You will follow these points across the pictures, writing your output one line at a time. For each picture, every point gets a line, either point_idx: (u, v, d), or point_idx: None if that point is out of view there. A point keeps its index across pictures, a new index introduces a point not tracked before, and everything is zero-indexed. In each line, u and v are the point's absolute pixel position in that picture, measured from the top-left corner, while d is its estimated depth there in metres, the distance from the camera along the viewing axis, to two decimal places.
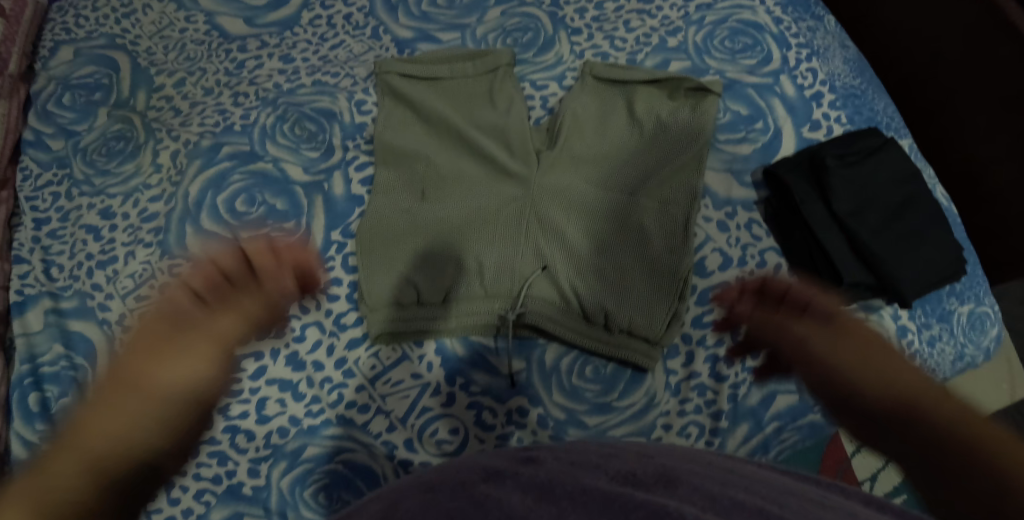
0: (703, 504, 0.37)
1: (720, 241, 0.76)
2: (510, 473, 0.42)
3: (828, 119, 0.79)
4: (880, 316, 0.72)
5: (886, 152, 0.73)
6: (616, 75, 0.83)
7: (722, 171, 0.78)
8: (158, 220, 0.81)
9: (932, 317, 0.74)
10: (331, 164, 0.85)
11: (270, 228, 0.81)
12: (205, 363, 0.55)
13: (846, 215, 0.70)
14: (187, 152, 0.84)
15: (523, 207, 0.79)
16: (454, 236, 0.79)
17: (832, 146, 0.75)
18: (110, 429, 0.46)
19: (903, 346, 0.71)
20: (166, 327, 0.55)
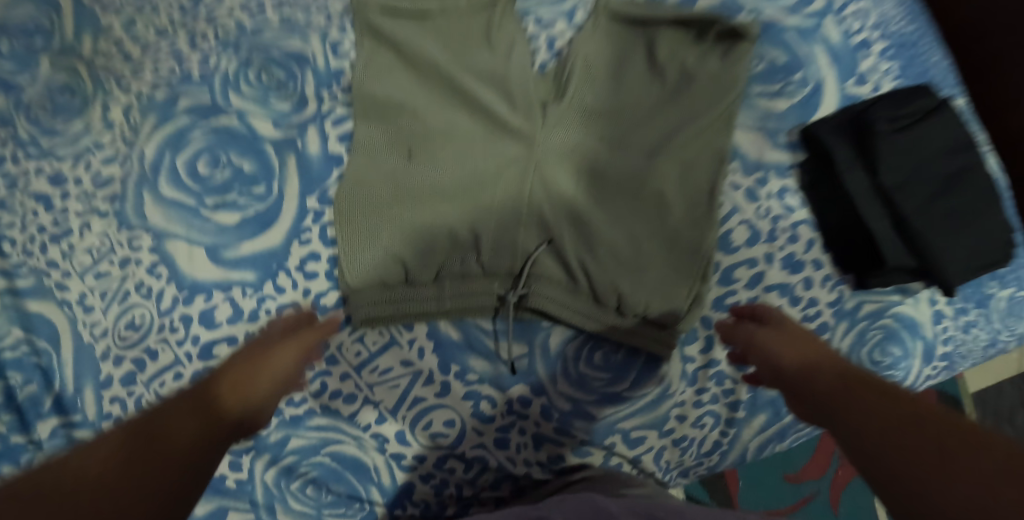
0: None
1: (749, 212, 0.67)
2: None
3: (877, 72, 0.68)
4: (915, 301, 0.66)
5: (945, 113, 0.63)
6: (636, 11, 0.70)
7: (754, 129, 0.68)
8: (113, 186, 0.72)
9: (969, 302, 0.66)
10: (305, 118, 0.74)
11: (237, 195, 0.72)
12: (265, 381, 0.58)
13: (891, 190, 0.61)
14: (141, 106, 0.74)
15: (525, 170, 0.69)
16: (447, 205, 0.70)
17: (884, 104, 0.64)
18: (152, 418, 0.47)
19: (936, 333, 0.66)
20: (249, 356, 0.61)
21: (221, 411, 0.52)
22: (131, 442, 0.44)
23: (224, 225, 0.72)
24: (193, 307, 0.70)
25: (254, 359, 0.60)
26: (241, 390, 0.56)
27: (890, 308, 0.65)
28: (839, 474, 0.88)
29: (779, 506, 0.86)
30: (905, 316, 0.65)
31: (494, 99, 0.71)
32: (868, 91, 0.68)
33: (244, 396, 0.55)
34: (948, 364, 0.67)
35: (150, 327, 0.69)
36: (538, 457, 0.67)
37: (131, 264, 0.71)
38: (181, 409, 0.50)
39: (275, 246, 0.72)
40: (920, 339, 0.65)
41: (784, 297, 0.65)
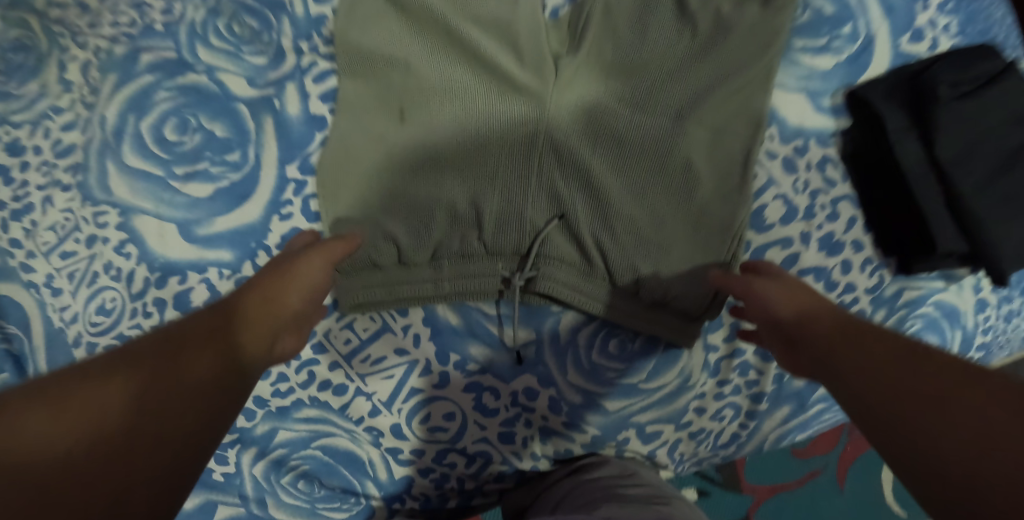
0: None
1: (785, 185, 0.59)
2: None
3: (936, 28, 0.59)
4: (959, 288, 0.59)
5: (1016, 76, 0.54)
6: None
7: (795, 89, 0.59)
8: (75, 155, 0.65)
9: (1016, 289, 0.60)
10: (283, 73, 0.66)
11: (209, 163, 0.65)
12: (278, 313, 0.50)
13: (947, 164, 0.53)
14: (100, 64, 0.66)
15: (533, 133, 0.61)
16: (444, 172, 0.62)
17: (948, 65, 0.55)
18: (147, 366, 0.40)
19: (976, 323, 0.60)
20: (268, 273, 0.53)
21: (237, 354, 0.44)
22: (122, 410, 0.37)
23: (196, 198, 0.65)
24: (166, 290, 0.64)
25: (277, 277, 0.52)
26: (259, 319, 0.48)
27: (931, 296, 0.59)
28: (845, 451, 0.83)
29: (782, 481, 0.82)
30: (946, 304, 0.59)
31: (498, 50, 0.63)
32: (925, 49, 0.59)
33: (260, 334, 0.47)
34: (984, 354, 0.61)
35: (121, 312, 0.64)
36: (543, 449, 0.63)
37: (98, 241, 0.65)
38: (187, 348, 0.42)
39: (252, 221, 0.65)
40: (960, 329, 0.60)
41: (819, 282, 0.58)
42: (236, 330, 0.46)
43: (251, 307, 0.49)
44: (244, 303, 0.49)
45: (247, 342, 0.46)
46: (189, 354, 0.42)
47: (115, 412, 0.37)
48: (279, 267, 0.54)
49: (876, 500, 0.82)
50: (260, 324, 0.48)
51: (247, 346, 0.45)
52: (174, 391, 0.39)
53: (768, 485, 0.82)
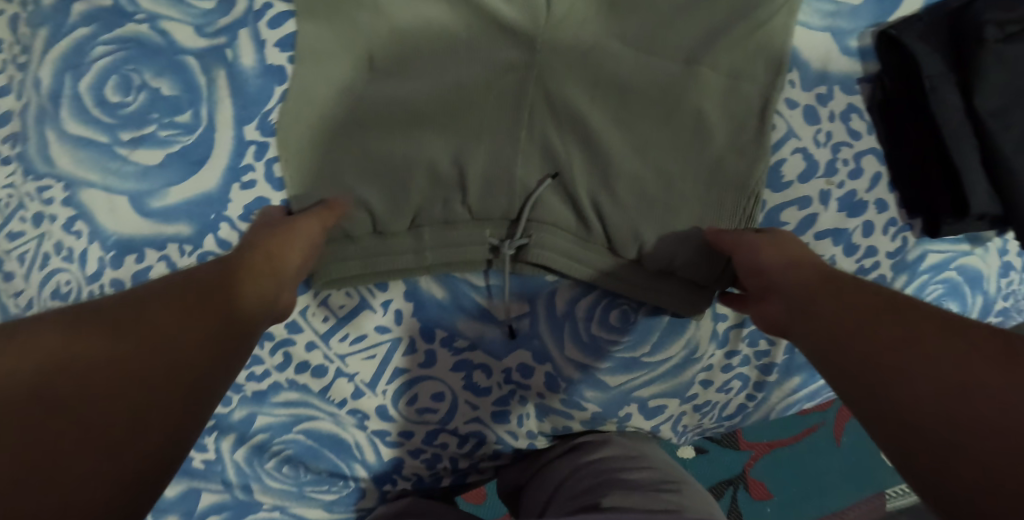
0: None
1: (806, 137, 0.52)
2: None
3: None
4: (985, 251, 0.55)
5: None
6: None
7: (819, 28, 0.52)
8: (12, 123, 0.59)
9: None
10: (234, 19, 0.58)
11: (158, 126, 0.58)
12: (280, 268, 0.48)
13: (987, 116, 0.47)
14: (28, 17, 0.58)
15: (523, 81, 0.54)
16: (424, 128, 0.55)
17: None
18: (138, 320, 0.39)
19: (998, 287, 0.56)
20: (266, 231, 0.51)
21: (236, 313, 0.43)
22: (111, 360, 0.36)
23: (146, 166, 0.58)
24: (123, 270, 0.58)
25: (276, 235, 0.50)
26: (261, 275, 0.47)
27: (956, 260, 0.54)
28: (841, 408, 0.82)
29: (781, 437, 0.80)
30: (970, 269, 0.54)
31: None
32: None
33: (261, 291, 0.46)
34: (1002, 320, 0.57)
35: (78, 296, 0.58)
36: (540, 426, 0.60)
37: (46, 220, 0.59)
38: (181, 303, 0.41)
39: (209, 190, 0.58)
40: (981, 295, 0.55)
41: (838, 246, 0.53)
42: (237, 288, 0.44)
43: (250, 260, 0.47)
44: (245, 254, 0.48)
45: (246, 297, 0.44)
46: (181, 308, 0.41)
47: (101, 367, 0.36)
48: (278, 222, 0.52)
49: (873, 448, 0.81)
50: (263, 281, 0.46)
51: (244, 299, 0.44)
52: (158, 346, 0.38)
53: (767, 441, 0.80)
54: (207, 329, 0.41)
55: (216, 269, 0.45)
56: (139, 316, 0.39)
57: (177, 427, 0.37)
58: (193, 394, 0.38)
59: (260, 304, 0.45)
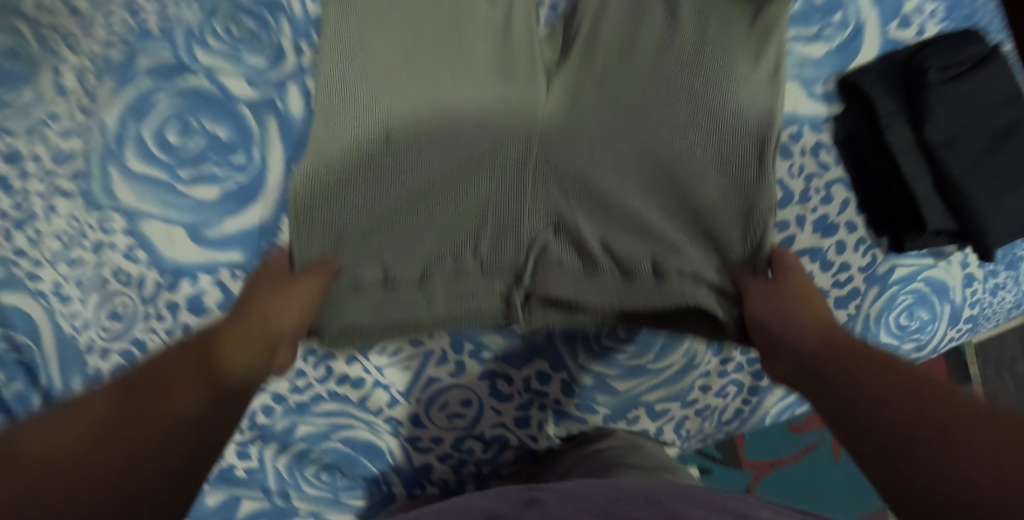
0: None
1: (781, 170, 0.61)
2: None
3: (922, 14, 0.60)
4: (947, 264, 0.62)
5: (1000, 60, 0.57)
6: None
7: (788, 77, 0.60)
8: (75, 162, 0.65)
9: (1000, 264, 0.63)
10: (283, 74, 0.66)
11: (214, 165, 0.65)
12: (265, 340, 0.54)
13: (937, 146, 0.56)
14: (96, 70, 0.65)
15: (528, 149, 0.63)
16: (438, 188, 0.62)
17: (936, 48, 0.58)
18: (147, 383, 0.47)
19: (964, 296, 0.63)
20: (265, 298, 0.57)
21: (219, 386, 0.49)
22: (105, 438, 0.42)
23: (202, 201, 0.64)
24: (178, 293, 0.64)
25: (263, 307, 0.56)
26: (245, 345, 0.53)
27: (922, 272, 0.62)
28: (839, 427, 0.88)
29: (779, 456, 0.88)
30: (936, 281, 0.63)
31: (489, 60, 0.63)
32: (912, 34, 0.60)
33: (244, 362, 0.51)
34: (971, 325, 0.65)
35: (134, 317, 0.64)
36: (557, 430, 0.66)
37: (106, 248, 0.65)
38: (168, 383, 0.47)
39: (262, 221, 0.65)
40: (948, 304, 0.63)
41: (814, 263, 0.61)
42: (219, 362, 0.50)
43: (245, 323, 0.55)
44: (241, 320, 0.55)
45: (231, 368, 0.50)
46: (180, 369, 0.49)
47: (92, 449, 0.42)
48: (281, 280, 0.59)
49: None
50: (256, 341, 0.54)
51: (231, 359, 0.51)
52: (156, 423, 0.44)
53: (767, 461, 0.88)
54: (196, 384, 0.48)
55: (208, 336, 0.53)
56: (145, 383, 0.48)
57: (170, 484, 0.42)
58: (183, 455, 0.43)
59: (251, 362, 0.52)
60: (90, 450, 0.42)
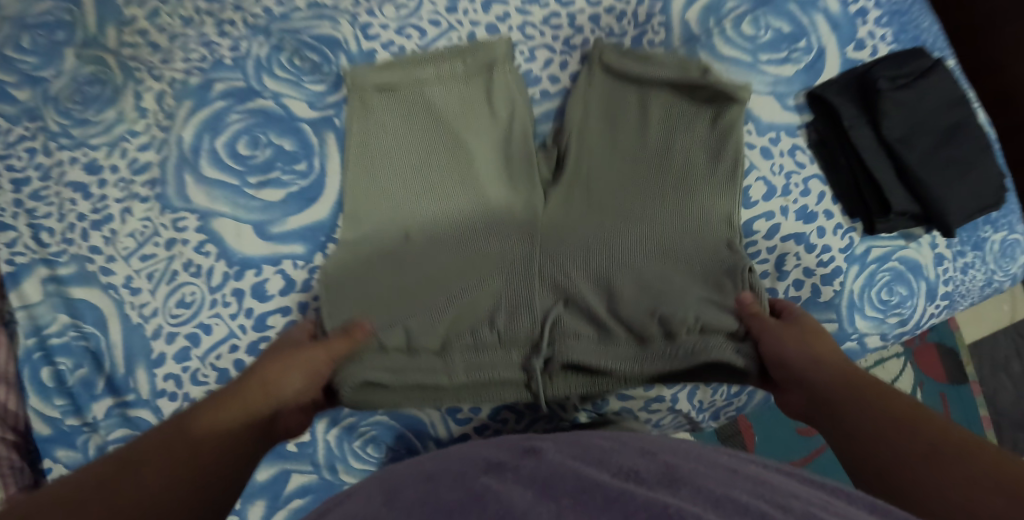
0: (707, 505, 0.49)
1: (765, 169, 0.73)
2: (512, 465, 0.59)
3: (873, 38, 0.73)
4: (918, 245, 0.73)
5: (942, 72, 0.70)
6: (628, 68, 0.73)
7: (764, 93, 0.73)
8: (151, 171, 0.74)
9: (967, 245, 0.74)
10: (340, 98, 0.75)
11: (280, 172, 0.73)
12: (265, 399, 0.59)
13: (895, 141, 0.68)
14: (175, 93, 0.75)
15: (532, 242, 0.71)
16: (455, 276, 0.70)
17: (887, 64, 0.70)
18: (148, 445, 0.54)
19: (937, 274, 0.74)
20: (276, 360, 0.63)
21: (208, 438, 0.54)
22: (100, 482, 0.50)
23: (269, 202, 0.73)
24: (244, 281, 0.71)
25: (274, 369, 0.62)
26: (244, 403, 0.58)
27: (896, 252, 0.73)
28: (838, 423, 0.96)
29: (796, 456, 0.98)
30: (909, 260, 0.73)
31: (488, 172, 0.74)
32: (867, 54, 0.73)
33: (234, 416, 0.57)
34: (949, 302, 0.75)
35: (201, 303, 0.71)
36: None
37: (177, 244, 0.72)
38: (168, 437, 0.54)
39: (321, 218, 0.73)
40: (923, 280, 0.74)
41: (800, 245, 0.72)
42: (211, 417, 0.56)
43: (249, 392, 0.60)
44: (239, 389, 0.60)
45: (221, 422, 0.56)
46: (181, 432, 0.55)
47: (91, 490, 0.49)
48: (287, 352, 0.64)
49: None
50: (267, 403, 0.59)
51: (236, 425, 0.56)
52: (145, 470, 0.51)
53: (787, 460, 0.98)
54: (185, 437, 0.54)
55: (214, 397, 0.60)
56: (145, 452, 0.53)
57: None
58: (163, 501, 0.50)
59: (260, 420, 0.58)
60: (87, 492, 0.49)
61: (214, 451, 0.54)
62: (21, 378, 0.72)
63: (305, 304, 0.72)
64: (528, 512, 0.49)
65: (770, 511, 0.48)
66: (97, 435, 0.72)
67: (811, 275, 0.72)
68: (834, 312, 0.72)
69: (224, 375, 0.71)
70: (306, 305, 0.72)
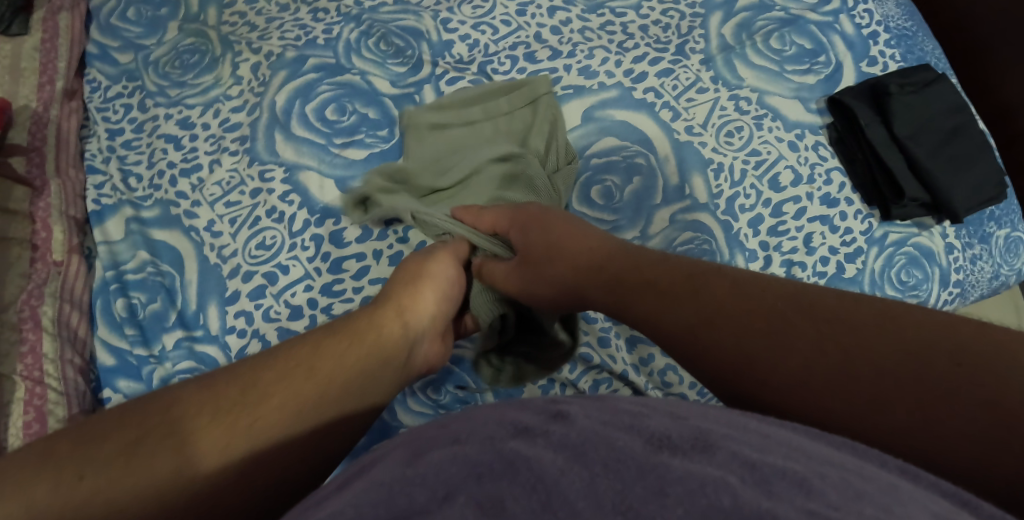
0: (745, 475, 0.35)
1: (792, 159, 0.82)
2: (539, 430, 0.39)
3: (883, 56, 0.86)
4: (930, 234, 0.82)
5: (943, 83, 0.82)
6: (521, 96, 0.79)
7: (791, 97, 0.84)
8: (242, 129, 0.80)
9: (975, 238, 0.84)
10: (420, 78, 0.83)
11: (364, 136, 0.80)
12: (376, 343, 0.56)
13: (904, 138, 0.79)
14: (270, 64, 0.83)
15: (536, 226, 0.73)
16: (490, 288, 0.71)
17: (894, 75, 0.83)
18: (225, 431, 0.46)
19: (948, 262, 0.82)
20: (403, 287, 0.63)
21: (321, 377, 0.51)
22: (193, 415, 0.46)
23: (352, 160, 0.79)
24: (323, 228, 0.76)
25: (379, 305, 0.60)
26: (357, 344, 0.55)
27: (911, 238, 0.81)
28: None
29: None
30: (923, 246, 0.81)
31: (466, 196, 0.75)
32: (879, 70, 0.85)
33: (346, 357, 0.53)
34: (960, 290, 0.83)
35: (281, 246, 0.76)
36: (631, 357, 0.75)
37: (262, 193, 0.78)
38: (279, 371, 0.51)
39: None
40: (936, 266, 0.81)
41: (825, 226, 0.80)
42: (321, 356, 0.53)
43: (359, 333, 0.56)
44: (340, 334, 0.55)
45: (332, 358, 0.53)
46: (265, 402, 0.48)
47: (188, 424, 0.46)
48: (412, 269, 0.65)
49: None
50: (398, 360, 0.57)
51: (351, 361, 0.54)
52: (254, 410, 0.48)
53: None
54: (296, 378, 0.51)
55: (310, 338, 0.55)
56: (218, 442, 0.46)
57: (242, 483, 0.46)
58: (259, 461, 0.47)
59: (378, 382, 0.55)
60: (175, 423, 0.46)
61: (320, 401, 0.51)
62: (94, 309, 0.74)
63: (380, 252, 0.76)
64: (560, 481, 0.34)
65: (804, 476, 0.35)
66: (162, 367, 0.72)
67: (837, 253, 0.80)
68: (858, 289, 0.79)
69: (297, 312, 0.73)
70: (380, 253, 0.76)
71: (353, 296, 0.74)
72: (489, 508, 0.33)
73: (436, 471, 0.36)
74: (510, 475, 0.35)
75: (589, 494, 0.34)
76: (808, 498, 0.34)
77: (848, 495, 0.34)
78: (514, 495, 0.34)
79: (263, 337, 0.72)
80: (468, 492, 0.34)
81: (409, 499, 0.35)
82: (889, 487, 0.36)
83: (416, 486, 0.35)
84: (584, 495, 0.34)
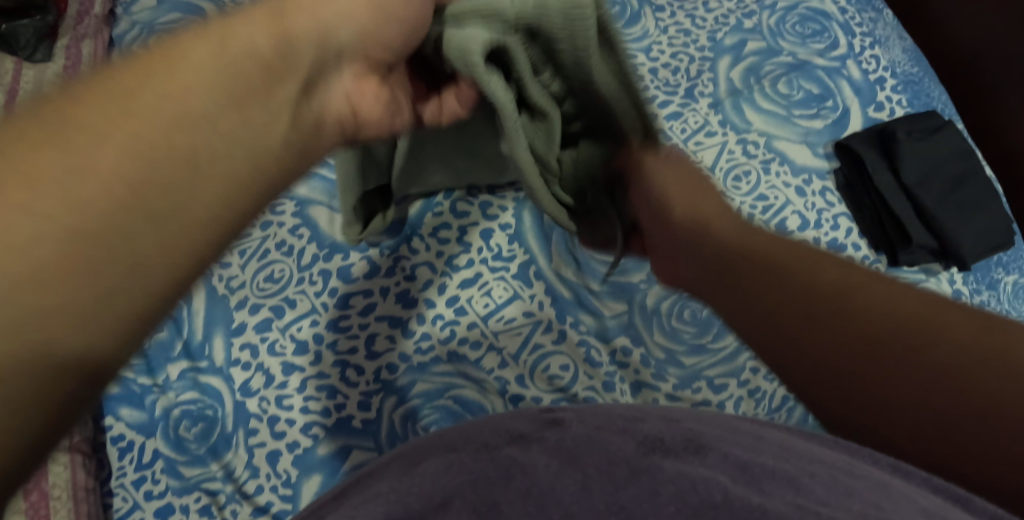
0: (736, 475, 0.35)
1: (799, 205, 0.82)
2: (536, 437, 0.39)
3: (890, 102, 0.87)
4: (938, 280, 0.80)
5: (950, 129, 0.83)
6: None
7: (798, 141, 0.85)
8: None
9: (982, 285, 0.82)
10: None
11: None
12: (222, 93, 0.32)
13: (912, 184, 0.80)
14: None
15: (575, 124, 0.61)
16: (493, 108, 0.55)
17: (901, 121, 0.84)
18: (25, 223, 0.26)
19: None
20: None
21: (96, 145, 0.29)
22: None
23: None
24: (331, 263, 0.77)
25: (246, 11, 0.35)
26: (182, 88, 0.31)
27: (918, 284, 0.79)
28: None
29: None
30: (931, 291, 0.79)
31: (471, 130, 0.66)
32: (886, 116, 0.87)
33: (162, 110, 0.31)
34: None
35: (289, 280, 0.76)
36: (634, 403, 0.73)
37: (273, 226, 0.79)
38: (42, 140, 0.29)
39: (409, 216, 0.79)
40: None
41: None
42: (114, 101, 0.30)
43: (193, 48, 0.33)
44: (147, 55, 0.32)
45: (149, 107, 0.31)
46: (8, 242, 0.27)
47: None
48: None
49: None
50: (278, 114, 0.35)
51: (166, 125, 0.30)
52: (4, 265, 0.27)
53: None
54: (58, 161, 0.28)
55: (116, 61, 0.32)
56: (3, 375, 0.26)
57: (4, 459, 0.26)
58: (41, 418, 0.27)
59: (236, 149, 0.32)
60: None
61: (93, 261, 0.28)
62: None
63: (387, 290, 0.76)
64: (554, 486, 0.34)
65: (794, 476, 0.35)
66: (165, 397, 0.71)
67: None
68: None
69: (303, 346, 0.73)
70: (387, 290, 0.76)
71: (359, 332, 0.74)
72: (484, 512, 0.33)
73: (432, 479, 0.36)
74: (506, 481, 0.34)
75: (582, 497, 0.33)
76: (798, 494, 0.33)
77: (837, 492, 0.34)
78: (509, 499, 0.33)
79: (266, 371, 0.72)
80: (463, 498, 0.33)
81: (405, 509, 0.34)
82: (880, 485, 0.35)
83: (410, 497, 0.34)
84: (577, 497, 0.33)
